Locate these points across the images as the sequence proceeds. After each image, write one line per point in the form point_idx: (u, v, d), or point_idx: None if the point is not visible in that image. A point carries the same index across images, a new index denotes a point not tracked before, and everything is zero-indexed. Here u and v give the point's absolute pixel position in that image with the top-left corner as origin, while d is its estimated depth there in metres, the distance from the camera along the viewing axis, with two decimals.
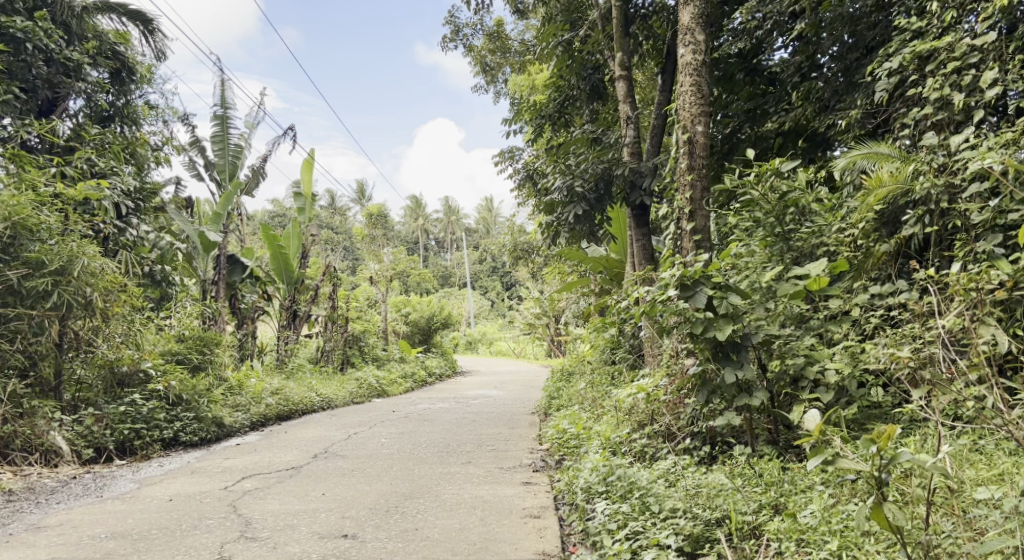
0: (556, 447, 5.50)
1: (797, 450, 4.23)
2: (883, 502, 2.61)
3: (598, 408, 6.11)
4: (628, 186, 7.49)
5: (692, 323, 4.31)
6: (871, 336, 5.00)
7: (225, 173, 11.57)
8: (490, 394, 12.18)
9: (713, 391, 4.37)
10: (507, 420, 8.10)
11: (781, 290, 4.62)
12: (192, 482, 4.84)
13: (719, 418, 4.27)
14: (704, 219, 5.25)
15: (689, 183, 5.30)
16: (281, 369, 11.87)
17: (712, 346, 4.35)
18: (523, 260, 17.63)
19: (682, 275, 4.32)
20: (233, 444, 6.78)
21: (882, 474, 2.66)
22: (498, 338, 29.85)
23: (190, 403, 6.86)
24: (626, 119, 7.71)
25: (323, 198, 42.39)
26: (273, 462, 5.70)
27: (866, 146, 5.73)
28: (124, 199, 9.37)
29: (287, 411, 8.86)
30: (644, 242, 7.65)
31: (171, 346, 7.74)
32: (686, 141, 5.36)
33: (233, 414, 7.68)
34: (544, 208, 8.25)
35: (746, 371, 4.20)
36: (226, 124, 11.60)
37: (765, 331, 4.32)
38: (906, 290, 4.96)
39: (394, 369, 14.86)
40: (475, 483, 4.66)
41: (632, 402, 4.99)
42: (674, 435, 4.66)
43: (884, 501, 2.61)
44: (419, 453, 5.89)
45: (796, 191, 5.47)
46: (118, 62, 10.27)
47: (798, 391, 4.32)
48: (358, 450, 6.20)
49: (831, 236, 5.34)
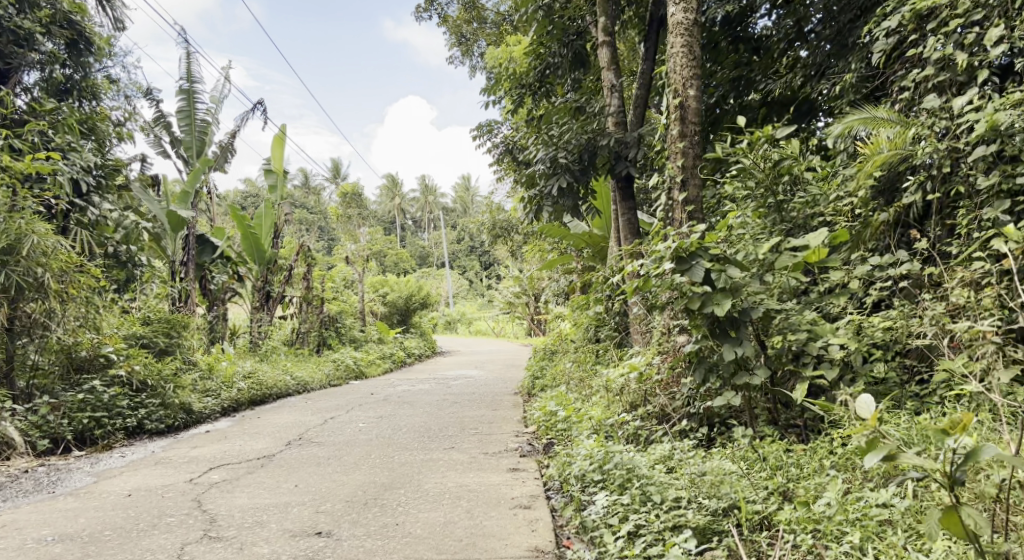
0: (543, 431, 5.24)
1: (799, 431, 4.03)
2: (960, 506, 2.40)
3: (586, 388, 5.85)
4: (613, 157, 7.21)
5: (688, 298, 4.08)
6: (871, 310, 4.79)
7: (192, 150, 11.08)
8: (471, 375, 11.92)
9: (710, 369, 4.13)
10: (490, 402, 7.83)
11: (780, 263, 4.36)
12: (154, 473, 4.51)
13: (718, 399, 4.05)
14: (697, 189, 4.99)
15: (680, 151, 5.03)
16: (255, 352, 11.50)
17: (709, 322, 4.11)
18: (503, 238, 17.29)
19: (678, 247, 4.06)
20: (203, 431, 6.44)
21: (956, 472, 2.46)
22: (477, 317, 29.55)
23: (156, 389, 6.50)
24: (610, 88, 7.44)
25: (296, 178, 41.58)
26: (243, 450, 5.37)
27: (862, 111, 5.47)
28: (84, 176, 8.92)
29: (260, 395, 8.51)
30: (631, 216, 7.37)
31: (135, 329, 7.36)
32: (678, 106, 5.08)
33: (203, 399, 7.34)
34: (525, 182, 7.94)
35: (745, 348, 3.97)
36: (192, 98, 11.08)
37: (765, 306, 4.06)
38: (907, 261, 4.74)
39: (372, 350, 14.52)
40: (459, 471, 4.39)
41: (624, 382, 4.74)
42: (668, 416, 4.42)
43: (960, 505, 2.41)
44: (399, 439, 5.60)
45: (789, 158, 5.23)
46: (74, 32, 9.69)
47: (800, 368, 4.09)
48: (335, 436, 5.89)
49: (823, 207, 5.19)
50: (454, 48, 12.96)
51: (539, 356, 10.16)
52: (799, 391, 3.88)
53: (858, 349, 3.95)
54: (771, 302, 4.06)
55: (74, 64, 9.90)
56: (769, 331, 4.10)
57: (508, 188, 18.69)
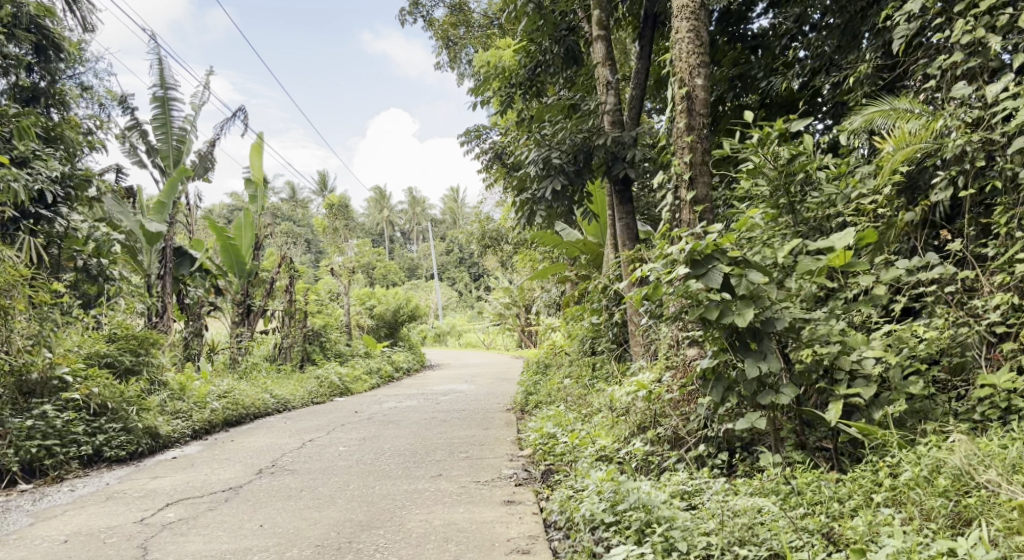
0: (540, 455, 4.75)
1: (831, 455, 3.56)
2: None
3: (586, 407, 5.36)
4: (609, 158, 6.74)
5: (705, 306, 3.63)
6: (901, 319, 4.34)
7: (169, 159, 10.53)
8: (462, 390, 11.37)
9: (730, 388, 3.68)
10: (481, 420, 7.33)
11: (802, 267, 3.90)
12: (102, 511, 4.00)
13: (740, 421, 3.60)
14: (706, 187, 4.56)
15: (688, 145, 4.59)
16: (234, 369, 10.94)
17: (728, 334, 3.66)
18: (493, 248, 16.77)
19: (693, 249, 3.61)
20: (168, 458, 5.91)
21: None
22: (467, 329, 28.96)
23: (117, 413, 5.97)
24: (605, 85, 6.97)
25: (283, 191, 40.99)
26: (209, 481, 4.84)
27: (882, 103, 5.05)
28: (50, 186, 8.42)
29: (236, 416, 7.96)
30: (628, 220, 6.94)
31: (99, 347, 6.81)
32: (684, 96, 4.65)
33: (171, 421, 6.80)
34: (516, 186, 7.47)
35: (770, 363, 3.52)
36: (167, 106, 10.51)
37: (791, 315, 3.59)
38: (940, 265, 4.31)
39: (358, 364, 13.97)
40: (446, 505, 3.89)
41: (631, 401, 4.27)
42: (682, 440, 3.94)
43: None
44: (380, 466, 5.09)
45: (804, 154, 4.80)
46: (40, 37, 9.14)
47: (832, 386, 3.61)
48: (312, 463, 5.37)
49: (842, 206, 4.76)
50: (441, 52, 12.50)
51: (532, 370, 9.66)
52: (832, 412, 3.42)
53: (899, 365, 3.49)
54: (797, 311, 3.61)
55: (41, 70, 9.40)
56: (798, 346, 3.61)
57: (497, 197, 18.20)
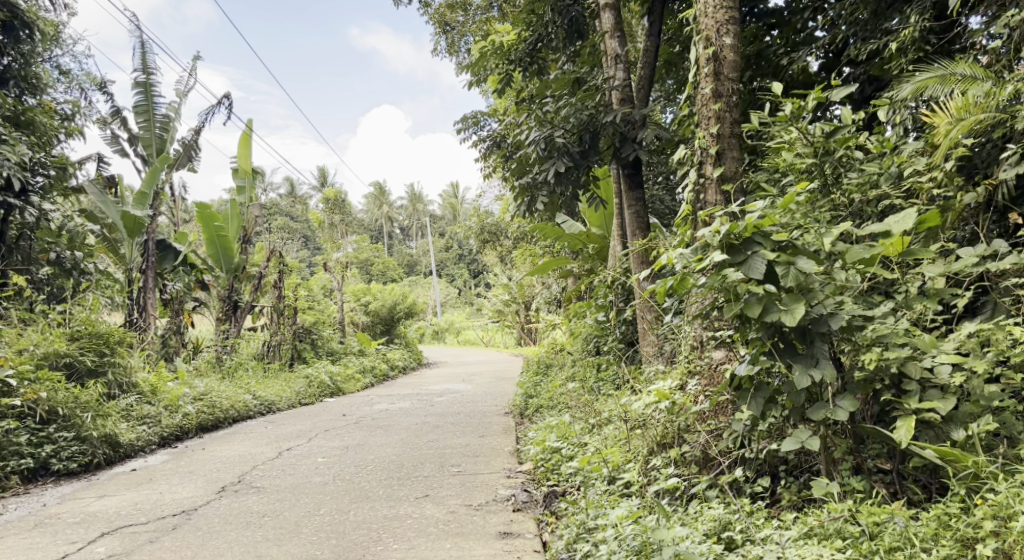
0: (544, 473, 4.14)
1: (892, 479, 2.96)
2: None
3: (592, 415, 4.73)
4: (619, 139, 6.10)
5: (743, 302, 3.00)
6: (963, 317, 3.72)
7: (151, 148, 9.85)
8: (459, 390, 10.70)
9: (772, 399, 3.08)
10: (478, 426, 6.71)
11: (851, 256, 3.27)
12: (23, 545, 3.43)
13: (787, 440, 2.98)
14: (736, 163, 3.98)
15: (714, 114, 4.00)
16: (218, 368, 10.26)
17: (771, 336, 3.04)
18: (492, 243, 16.05)
19: (729, 232, 3.00)
20: (127, 471, 5.30)
21: None
22: (466, 326, 28.38)
23: (70, 420, 5.37)
24: (613, 58, 6.37)
25: (280, 187, 40.29)
26: (161, 500, 4.24)
27: (935, 68, 4.47)
28: (19, 173, 7.56)
29: (213, 420, 7.32)
30: (638, 208, 6.32)
31: (57, 345, 6.18)
32: (711, 57, 4.04)
33: (135, 427, 6.17)
34: (515, 169, 6.85)
35: (824, 370, 2.91)
36: (150, 91, 9.83)
37: (849, 312, 2.97)
38: (1009, 253, 3.68)
39: (352, 363, 13.31)
40: (431, 538, 3.33)
41: (649, 412, 3.65)
42: (713, 462, 3.32)
43: None
44: (359, 483, 4.47)
45: (846, 126, 4.21)
46: (8, 14, 8.09)
47: (897, 399, 2.99)
48: (283, 480, 4.74)
49: (888, 187, 4.13)
50: (437, 37, 11.77)
51: (533, 369, 9.02)
52: (903, 431, 2.77)
53: (982, 373, 2.86)
54: (854, 306, 3.00)
55: (13, 51, 8.38)
56: (858, 348, 2.98)
57: (496, 191, 17.61)
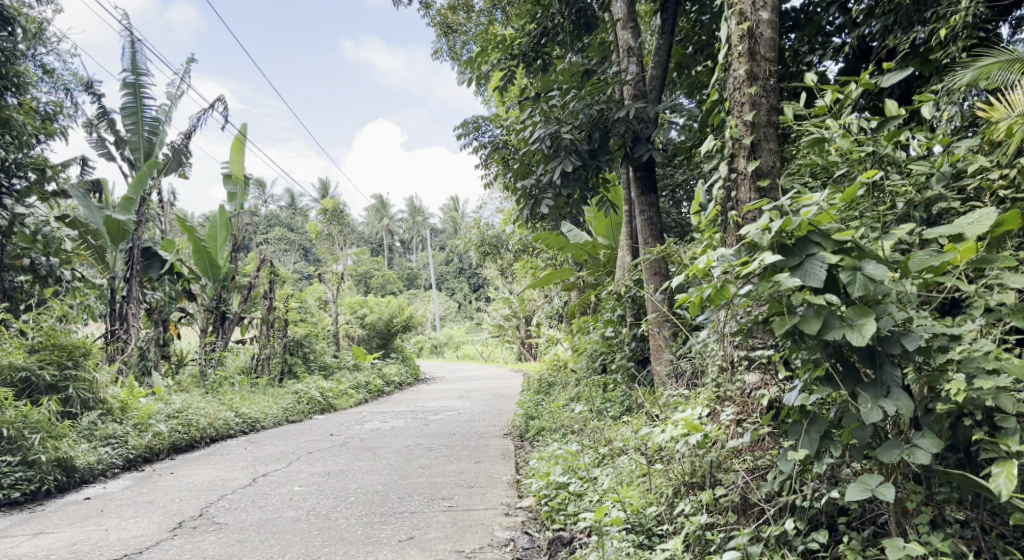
0: (549, 513, 3.58)
1: (973, 535, 2.44)
2: None
3: (603, 444, 4.15)
4: (630, 139, 5.60)
5: (800, 316, 2.47)
6: None
7: (139, 152, 9.28)
8: (456, 408, 10.10)
9: (832, 435, 2.54)
10: (473, 450, 6.13)
11: (915, 262, 2.77)
12: None
13: (851, 487, 2.43)
14: (772, 156, 3.46)
15: (749, 99, 3.49)
16: (202, 384, 9.67)
17: (831, 357, 2.51)
18: (492, 256, 15.48)
19: (782, 230, 2.49)
20: (79, 500, 4.72)
21: None
22: (465, 341, 27.77)
23: (16, 443, 4.80)
24: (626, 51, 5.88)
25: (280, 198, 39.79)
26: (104, 540, 3.67)
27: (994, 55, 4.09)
28: None
29: (187, 440, 6.74)
30: (651, 215, 5.78)
31: (12, 358, 5.64)
32: (745, 34, 3.55)
33: (97, 448, 5.60)
34: (518, 171, 6.31)
35: (898, 402, 2.38)
36: (139, 93, 9.27)
37: (928, 329, 2.44)
38: None
39: (345, 377, 12.71)
40: None
41: (674, 446, 3.10)
42: (754, 509, 2.77)
43: None
44: (335, 520, 3.91)
45: (898, 117, 3.70)
46: None
47: (985, 439, 2.44)
48: (251, 513, 4.18)
49: (943, 189, 3.56)
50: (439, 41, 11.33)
51: (534, 387, 8.43)
52: (1002, 480, 2.26)
53: None
54: (932, 324, 2.49)
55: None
56: (935, 376, 2.46)
57: (498, 202, 17.10)
